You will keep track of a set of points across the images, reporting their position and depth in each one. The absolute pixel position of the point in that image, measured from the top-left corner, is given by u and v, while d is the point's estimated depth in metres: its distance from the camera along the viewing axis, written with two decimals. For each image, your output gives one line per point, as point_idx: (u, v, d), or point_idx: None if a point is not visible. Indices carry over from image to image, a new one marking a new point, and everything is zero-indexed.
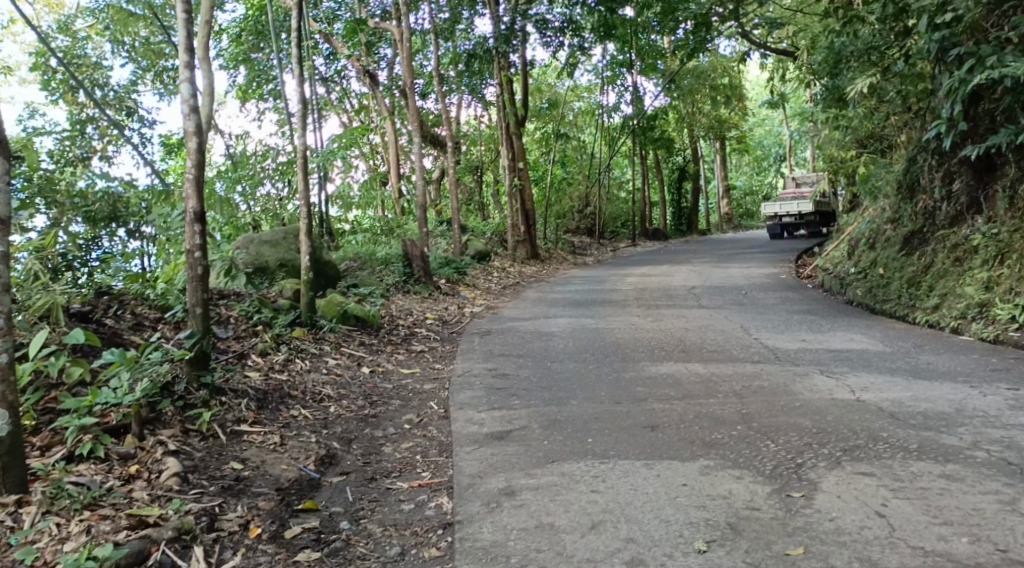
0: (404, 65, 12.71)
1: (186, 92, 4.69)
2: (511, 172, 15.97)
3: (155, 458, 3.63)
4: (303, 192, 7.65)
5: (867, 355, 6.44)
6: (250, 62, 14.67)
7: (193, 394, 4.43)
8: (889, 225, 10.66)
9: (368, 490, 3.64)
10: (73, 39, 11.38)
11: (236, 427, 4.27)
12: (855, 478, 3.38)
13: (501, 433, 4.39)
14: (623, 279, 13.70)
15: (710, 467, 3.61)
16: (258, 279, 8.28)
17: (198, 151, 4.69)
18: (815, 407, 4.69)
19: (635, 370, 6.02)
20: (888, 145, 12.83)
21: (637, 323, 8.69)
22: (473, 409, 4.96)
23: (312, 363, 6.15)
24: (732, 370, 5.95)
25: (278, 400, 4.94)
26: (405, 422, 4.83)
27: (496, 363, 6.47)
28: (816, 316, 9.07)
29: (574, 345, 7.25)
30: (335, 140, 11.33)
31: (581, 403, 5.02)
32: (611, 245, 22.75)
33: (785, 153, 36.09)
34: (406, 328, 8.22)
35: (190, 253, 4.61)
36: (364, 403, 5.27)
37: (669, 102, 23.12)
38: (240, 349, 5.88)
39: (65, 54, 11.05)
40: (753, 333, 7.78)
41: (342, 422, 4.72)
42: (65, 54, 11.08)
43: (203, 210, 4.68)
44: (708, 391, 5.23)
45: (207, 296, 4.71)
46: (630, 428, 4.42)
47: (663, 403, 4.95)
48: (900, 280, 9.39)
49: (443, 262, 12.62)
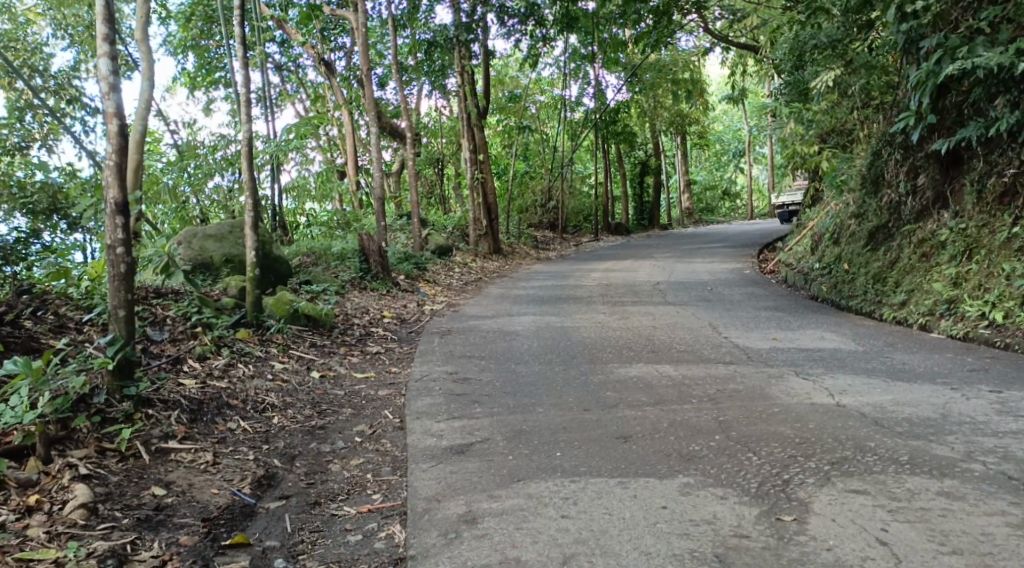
0: (361, 53, 12.15)
1: (104, 68, 4.22)
2: (472, 165, 15.54)
3: (61, 486, 3.18)
4: (248, 183, 7.15)
5: (841, 354, 6.21)
6: (200, 50, 14.04)
7: (114, 408, 3.99)
8: (853, 219, 10.53)
9: (310, 518, 3.24)
10: (12, 20, 10.76)
11: (162, 444, 3.82)
12: (849, 498, 3.08)
13: (461, 448, 4.00)
14: (587, 275, 13.44)
15: (690, 486, 3.28)
16: (201, 276, 7.81)
17: (120, 135, 4.22)
18: (796, 414, 4.41)
19: (604, 373, 5.69)
20: (851, 140, 12.70)
21: (603, 321, 8.39)
22: (430, 419, 4.57)
23: (256, 367, 5.69)
24: (704, 371, 5.66)
25: (214, 411, 4.49)
26: (356, 434, 4.41)
27: (456, 365, 6.09)
28: (784, 312, 8.87)
29: (539, 345, 6.90)
30: (289, 131, 10.84)
31: (547, 411, 4.66)
32: (573, 240, 22.44)
33: (745, 148, 36.22)
34: (361, 327, 7.78)
35: (112, 249, 4.17)
36: (311, 413, 4.84)
37: (632, 96, 22.88)
38: (175, 354, 5.42)
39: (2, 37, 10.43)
40: (722, 332, 7.51)
41: (285, 435, 4.29)
42: (2, 36, 10.44)
43: (126, 201, 4.22)
44: (682, 396, 4.92)
45: (131, 298, 4.25)
46: (601, 439, 4.07)
47: (635, 410, 4.63)
48: (867, 276, 9.23)
49: (402, 257, 12.15)
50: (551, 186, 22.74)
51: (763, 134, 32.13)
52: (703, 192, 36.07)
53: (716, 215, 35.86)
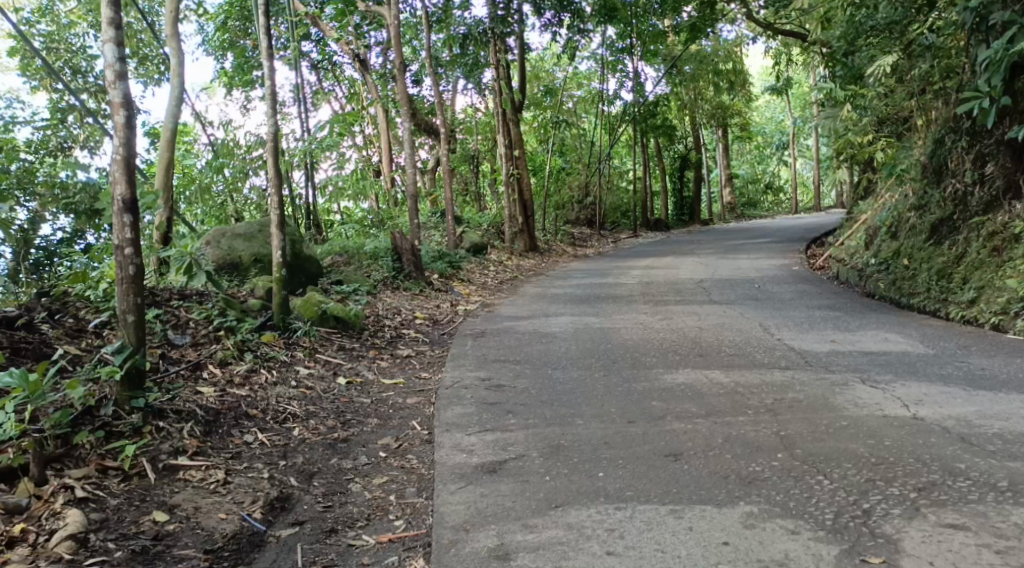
0: (396, 47, 11.81)
1: (110, 55, 3.92)
2: (508, 161, 15.16)
3: (52, 511, 2.91)
4: (276, 180, 6.84)
5: (909, 359, 5.70)
6: (237, 49, 13.93)
7: (121, 421, 3.72)
8: (913, 212, 9.90)
9: (323, 549, 2.91)
10: (55, 22, 10.60)
11: (171, 460, 3.54)
12: (944, 534, 2.67)
13: (494, 466, 3.64)
14: (627, 272, 12.97)
15: (754, 516, 2.88)
16: (228, 278, 7.59)
17: (128, 127, 3.93)
18: (867, 428, 3.96)
19: (648, 380, 5.27)
20: (907, 128, 12.06)
21: (645, 321, 7.94)
22: (460, 432, 4.21)
23: (280, 373, 5.39)
24: (759, 378, 5.20)
25: (230, 423, 4.19)
26: (381, 449, 4.06)
27: (491, 371, 5.72)
28: (840, 311, 8.32)
29: (578, 349, 6.50)
30: (323, 128, 10.59)
31: (588, 423, 4.27)
32: (612, 237, 21.86)
33: (788, 140, 35.19)
34: (392, 329, 7.45)
35: (120, 249, 3.90)
36: (335, 424, 4.50)
37: (671, 89, 22.28)
38: (195, 359, 5.15)
39: (46, 39, 10.39)
40: (775, 333, 7.02)
41: (304, 450, 3.97)
42: (46, 39, 10.40)
43: (135, 197, 3.94)
44: (736, 407, 4.48)
45: (141, 301, 3.97)
46: (649, 457, 3.67)
47: (684, 422, 4.20)
48: (928, 272, 8.65)
49: (436, 256, 11.83)
50: (590, 180, 22.22)
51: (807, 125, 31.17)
52: (745, 185, 35.05)
53: (759, 209, 34.86)
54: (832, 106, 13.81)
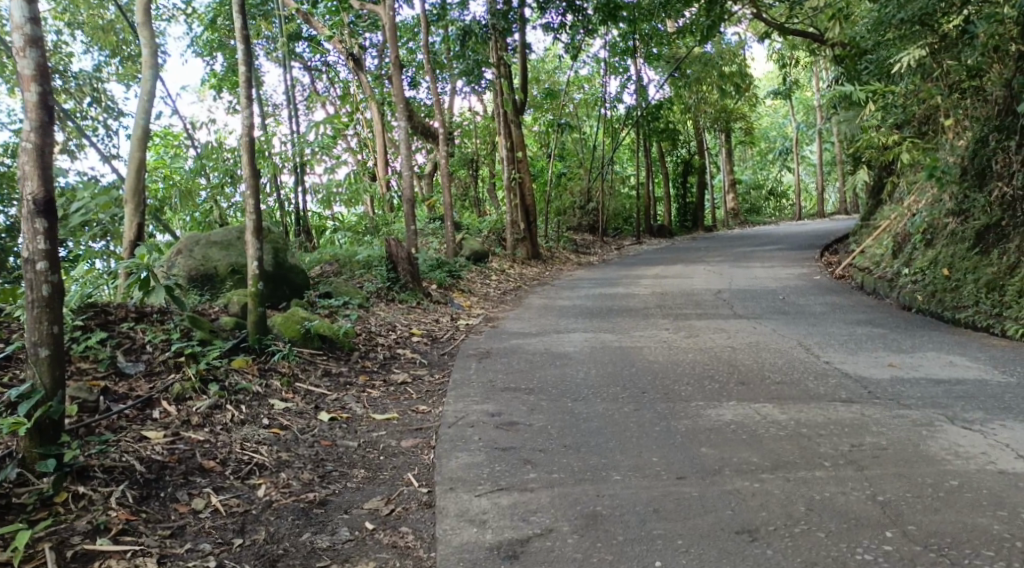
0: (388, 39, 10.88)
1: (17, 14, 3.05)
2: (509, 164, 14.26)
3: None
4: (251, 183, 5.90)
5: (991, 389, 4.86)
6: (226, 49, 13.05)
7: (27, 493, 2.91)
8: (951, 217, 9.06)
9: None
10: None
11: (86, 544, 2.72)
12: None
13: (512, 548, 2.80)
14: (638, 282, 12.09)
15: None
16: (197, 292, 6.74)
17: (40, 107, 3.06)
18: (987, 490, 3.13)
19: (689, 416, 4.39)
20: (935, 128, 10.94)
21: (669, 339, 7.08)
22: (467, 493, 3.34)
23: (250, 409, 4.50)
24: (823, 414, 4.35)
25: (178, 481, 3.33)
26: (369, 516, 3.19)
27: (500, 404, 4.83)
28: (884, 328, 7.47)
29: (599, 374, 5.62)
30: (312, 128, 9.71)
31: (627, 480, 3.40)
32: (615, 244, 20.89)
33: (791, 146, 34.30)
34: (385, 349, 6.57)
35: (30, 264, 3.03)
36: (311, 478, 3.62)
37: (676, 92, 21.35)
38: (146, 395, 4.28)
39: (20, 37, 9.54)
40: (821, 355, 6.15)
41: (269, 521, 3.10)
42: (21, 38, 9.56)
43: (50, 198, 3.06)
44: (807, 457, 3.62)
45: (59, 330, 3.11)
46: (716, 534, 2.82)
47: (749, 480, 3.34)
48: (975, 284, 7.81)
49: (433, 264, 10.95)
50: (592, 186, 21.37)
51: (811, 130, 30.27)
52: (748, 191, 34.11)
53: (763, 216, 33.94)
54: (849, 108, 12.88)
